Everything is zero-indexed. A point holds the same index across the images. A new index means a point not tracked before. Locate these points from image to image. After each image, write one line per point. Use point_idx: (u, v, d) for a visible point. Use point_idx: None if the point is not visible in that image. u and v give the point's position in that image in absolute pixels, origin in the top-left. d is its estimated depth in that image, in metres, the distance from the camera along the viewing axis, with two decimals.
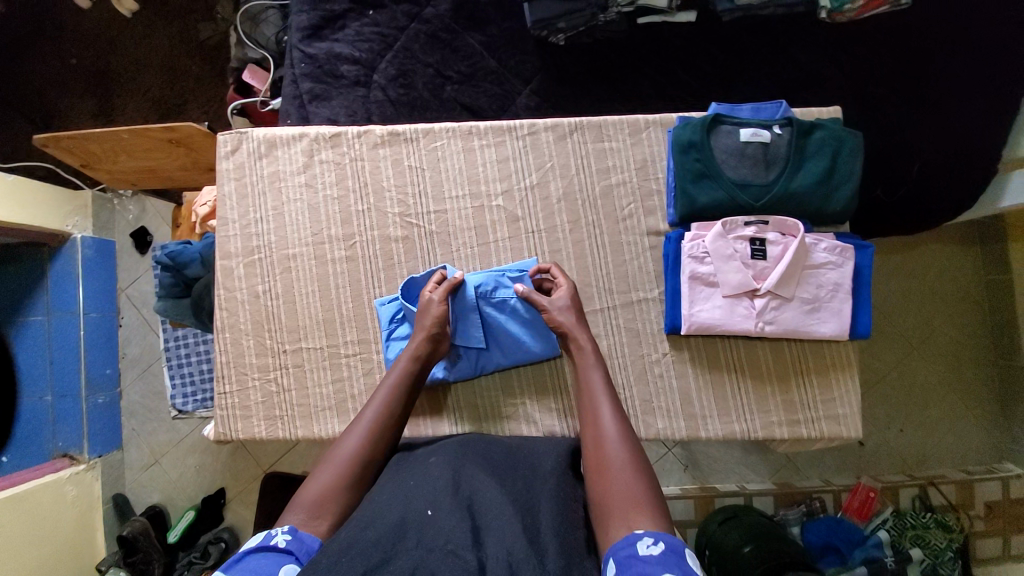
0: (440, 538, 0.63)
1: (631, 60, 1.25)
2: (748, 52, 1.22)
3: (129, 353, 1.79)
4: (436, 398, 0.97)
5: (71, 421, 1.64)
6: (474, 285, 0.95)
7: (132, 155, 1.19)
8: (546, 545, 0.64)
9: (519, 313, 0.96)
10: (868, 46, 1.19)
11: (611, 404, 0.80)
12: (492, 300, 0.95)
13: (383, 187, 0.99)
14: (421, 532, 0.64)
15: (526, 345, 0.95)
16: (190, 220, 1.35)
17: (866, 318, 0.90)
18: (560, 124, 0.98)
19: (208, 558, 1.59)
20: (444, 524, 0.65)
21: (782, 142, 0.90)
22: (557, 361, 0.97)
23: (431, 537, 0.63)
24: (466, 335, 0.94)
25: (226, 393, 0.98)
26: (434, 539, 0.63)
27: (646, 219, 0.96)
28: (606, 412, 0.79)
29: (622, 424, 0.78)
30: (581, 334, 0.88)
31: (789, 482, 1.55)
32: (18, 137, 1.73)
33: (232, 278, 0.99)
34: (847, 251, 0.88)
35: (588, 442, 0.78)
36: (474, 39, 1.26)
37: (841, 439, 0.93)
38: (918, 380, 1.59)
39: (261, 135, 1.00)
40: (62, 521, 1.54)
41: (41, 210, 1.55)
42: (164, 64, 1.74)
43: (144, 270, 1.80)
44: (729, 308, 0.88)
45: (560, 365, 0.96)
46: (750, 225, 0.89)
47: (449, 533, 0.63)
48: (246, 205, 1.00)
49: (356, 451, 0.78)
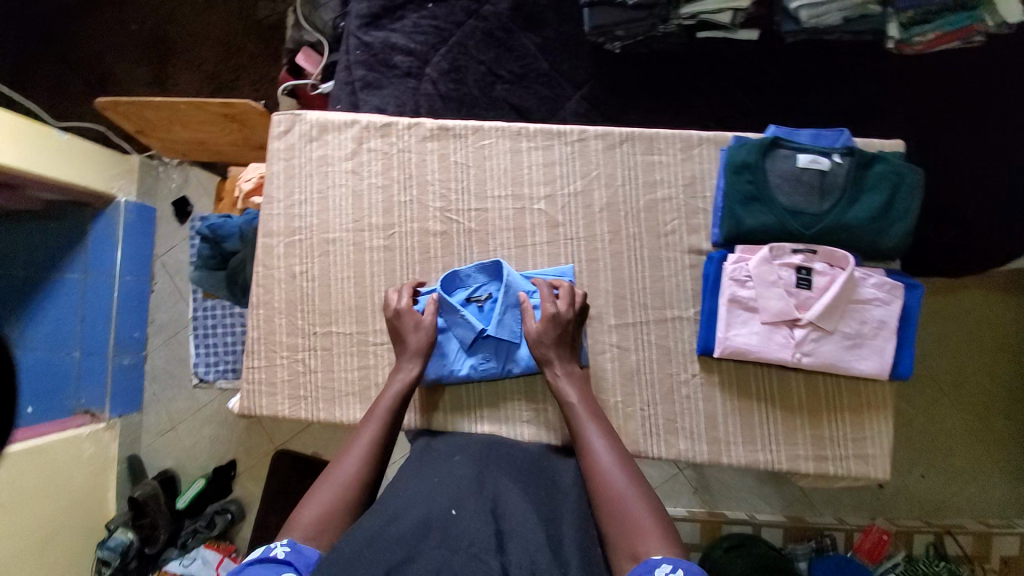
0: (464, 538, 0.63)
1: (685, 75, 1.23)
2: (805, 76, 1.20)
3: (158, 318, 1.84)
4: (424, 401, 0.98)
5: (97, 378, 1.69)
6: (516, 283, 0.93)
7: (186, 127, 1.22)
8: (569, 558, 0.64)
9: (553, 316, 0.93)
10: (931, 80, 1.16)
11: (601, 431, 0.80)
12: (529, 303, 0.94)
13: (427, 180, 1.00)
14: (444, 531, 0.64)
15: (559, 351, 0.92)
16: (232, 194, 1.37)
17: (908, 360, 0.87)
18: (611, 133, 0.97)
19: (214, 528, 1.64)
20: (469, 524, 0.65)
21: (840, 172, 0.88)
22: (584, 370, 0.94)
23: (455, 537, 0.63)
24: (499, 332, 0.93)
25: (254, 368, 0.99)
26: (459, 539, 0.63)
27: (688, 237, 0.95)
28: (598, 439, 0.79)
29: (617, 451, 0.78)
30: (552, 365, 0.88)
31: (801, 516, 1.51)
32: (73, 99, 1.78)
33: (272, 256, 1.00)
34: (895, 289, 0.85)
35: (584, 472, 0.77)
36: (529, 40, 1.26)
37: (869, 480, 0.91)
38: (947, 426, 1.54)
39: (314, 118, 1.02)
40: (78, 475, 1.58)
41: (89, 171, 1.61)
42: (219, 40, 1.79)
43: (180, 239, 1.85)
44: (767, 335, 0.86)
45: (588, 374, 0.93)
46: (798, 253, 0.86)
47: (473, 534, 0.63)
48: (292, 186, 1.01)
49: (355, 473, 0.79)
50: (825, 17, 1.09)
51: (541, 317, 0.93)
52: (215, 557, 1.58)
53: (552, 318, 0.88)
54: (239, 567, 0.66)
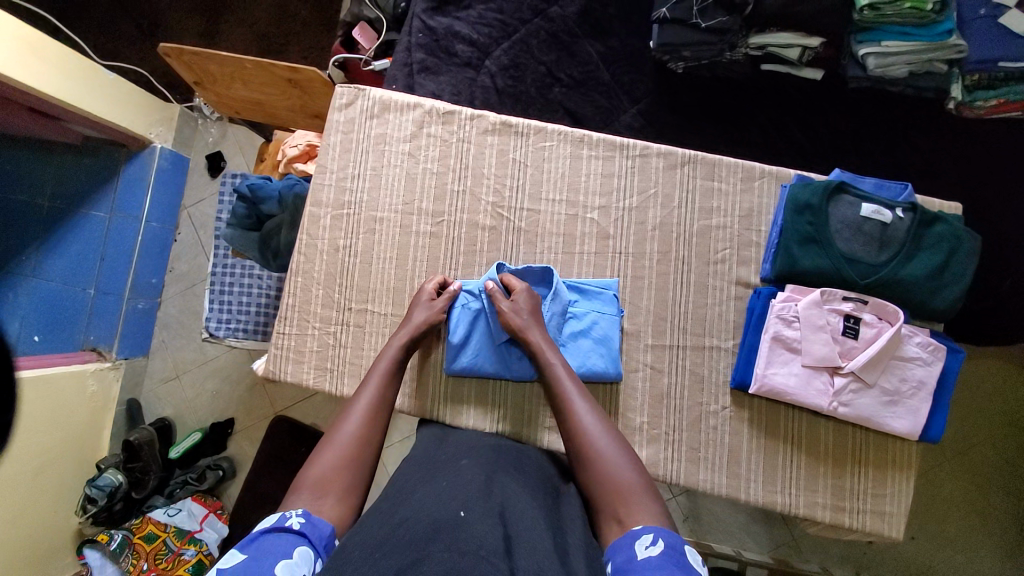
0: (473, 541, 0.60)
1: (746, 105, 1.22)
2: (867, 124, 1.19)
3: (177, 269, 1.83)
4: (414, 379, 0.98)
5: (108, 318, 1.68)
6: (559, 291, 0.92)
7: (245, 85, 1.22)
8: (576, 566, 0.62)
9: (592, 328, 0.92)
10: (993, 146, 1.15)
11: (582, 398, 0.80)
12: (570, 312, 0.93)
13: (483, 173, 0.99)
14: (453, 533, 0.62)
15: (595, 364, 0.90)
16: (275, 157, 1.36)
17: (940, 423, 0.87)
18: (674, 153, 0.97)
19: (204, 482, 1.64)
20: (478, 527, 0.63)
21: (902, 226, 0.87)
22: (614, 386, 0.92)
23: (464, 538, 0.61)
24: None
25: (284, 335, 0.99)
26: (467, 541, 0.60)
27: (737, 268, 0.94)
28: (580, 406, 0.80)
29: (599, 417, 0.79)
30: (532, 334, 0.87)
31: (788, 560, 1.50)
32: (123, 38, 1.78)
33: (317, 226, 1.00)
34: (939, 351, 0.85)
35: (568, 439, 0.79)
36: (593, 48, 1.25)
37: (882, 537, 0.90)
38: (943, 491, 1.53)
39: (378, 96, 1.01)
40: (77, 413, 1.57)
41: (131, 112, 1.60)
42: (276, 2, 1.78)
43: (209, 193, 1.84)
44: (806, 378, 0.86)
45: (617, 392, 0.92)
46: (848, 301, 0.86)
47: (482, 538, 0.61)
48: (347, 159, 1.01)
49: (357, 434, 0.79)
50: (891, 69, 1.10)
51: (582, 328, 0.92)
52: (201, 511, 1.57)
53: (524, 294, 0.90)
54: (252, 535, 0.64)
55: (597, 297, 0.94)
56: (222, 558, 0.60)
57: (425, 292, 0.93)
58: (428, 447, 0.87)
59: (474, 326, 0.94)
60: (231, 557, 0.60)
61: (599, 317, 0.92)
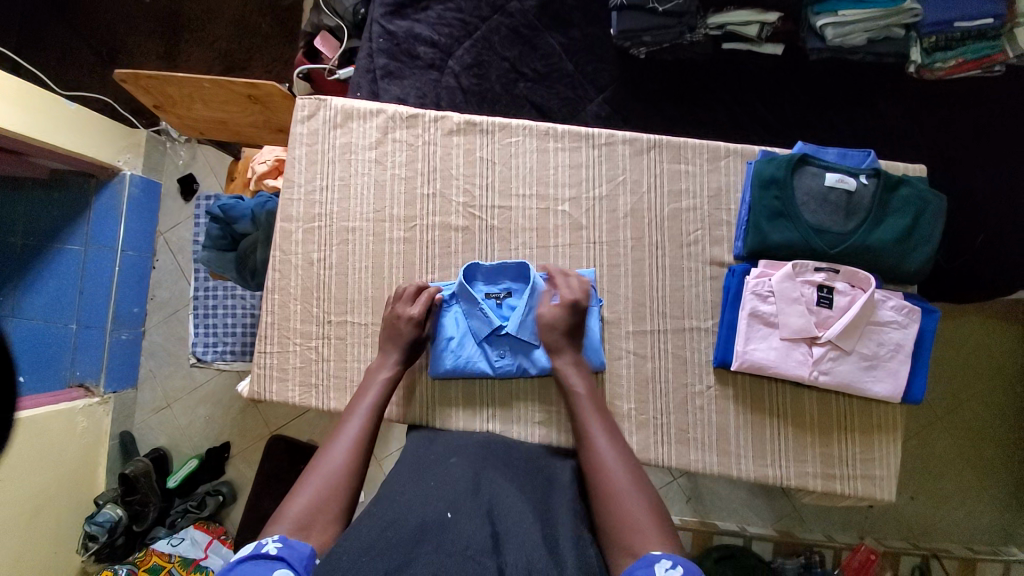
0: (459, 541, 0.61)
1: (710, 85, 1.23)
2: (829, 94, 1.20)
3: (159, 296, 1.81)
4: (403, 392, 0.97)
5: (93, 352, 1.66)
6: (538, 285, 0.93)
7: (207, 105, 1.20)
8: (565, 556, 0.62)
9: None
10: (955, 107, 1.16)
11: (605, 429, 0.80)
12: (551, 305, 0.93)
13: (451, 174, 0.99)
14: (440, 535, 0.63)
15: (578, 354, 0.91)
16: (245, 175, 1.35)
17: (921, 383, 0.88)
18: (639, 139, 0.97)
19: (205, 508, 1.62)
20: (464, 528, 0.64)
21: (866, 193, 0.88)
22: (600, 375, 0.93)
23: (451, 539, 0.62)
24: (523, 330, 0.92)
25: (266, 354, 0.98)
26: (454, 541, 0.62)
27: (711, 248, 0.95)
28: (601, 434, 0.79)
29: (620, 448, 0.78)
30: (562, 354, 0.88)
31: (791, 531, 1.52)
32: (83, 67, 1.75)
33: (289, 242, 0.99)
34: (914, 312, 0.86)
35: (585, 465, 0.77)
36: (555, 40, 1.25)
37: (874, 501, 0.91)
38: (937, 450, 1.56)
39: (339, 105, 1.00)
40: (68, 450, 1.54)
41: (96, 142, 1.57)
42: (235, 18, 1.76)
43: (184, 216, 1.82)
44: (785, 351, 0.87)
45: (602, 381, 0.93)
46: (820, 271, 0.87)
47: (469, 537, 0.62)
48: (314, 171, 1.00)
49: (342, 462, 0.78)
50: (850, 37, 1.10)
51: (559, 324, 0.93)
52: (203, 538, 1.57)
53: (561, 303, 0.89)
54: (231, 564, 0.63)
55: None
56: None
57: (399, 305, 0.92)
58: (417, 447, 0.88)
59: (458, 327, 0.95)
60: None
61: None
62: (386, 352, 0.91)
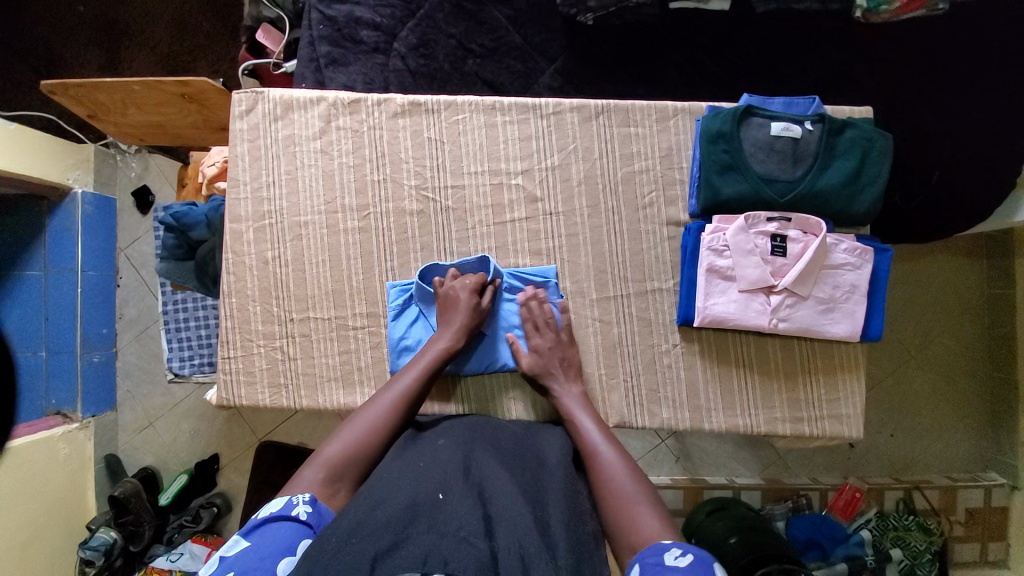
0: (453, 523, 0.62)
1: (659, 46, 1.21)
2: (777, 45, 1.19)
3: (127, 314, 1.77)
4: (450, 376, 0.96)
5: (66, 378, 1.62)
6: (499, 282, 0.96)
7: (141, 108, 1.16)
8: (557, 540, 0.65)
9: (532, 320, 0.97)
10: (900, 46, 1.15)
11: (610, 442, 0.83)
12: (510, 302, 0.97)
13: (400, 158, 0.97)
14: (432, 517, 0.63)
15: None
16: (196, 181, 1.31)
17: (878, 321, 0.90)
18: (587, 105, 0.96)
19: (200, 521, 1.61)
20: (458, 509, 0.65)
21: (812, 138, 0.89)
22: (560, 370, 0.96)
23: (444, 520, 0.63)
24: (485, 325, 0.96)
25: (231, 358, 0.97)
26: (446, 523, 0.62)
27: (667, 209, 0.95)
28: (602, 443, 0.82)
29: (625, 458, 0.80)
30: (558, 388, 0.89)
31: (777, 478, 1.57)
32: (17, 84, 1.67)
33: (241, 243, 0.97)
34: (866, 253, 0.88)
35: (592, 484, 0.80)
36: (500, 12, 1.21)
37: (842, 439, 0.94)
38: (913, 386, 1.61)
39: (277, 96, 0.97)
40: (53, 480, 1.52)
41: (42, 160, 1.51)
42: (172, 19, 1.69)
43: (145, 230, 1.77)
44: (744, 303, 0.88)
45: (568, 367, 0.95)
46: (772, 221, 0.88)
47: (461, 520, 0.63)
48: (259, 168, 0.98)
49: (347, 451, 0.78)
50: None
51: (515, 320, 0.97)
52: (203, 551, 1.53)
53: (539, 350, 0.91)
54: (256, 520, 0.67)
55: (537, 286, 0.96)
56: (227, 542, 0.64)
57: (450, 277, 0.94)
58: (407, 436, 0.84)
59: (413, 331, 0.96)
60: (235, 543, 0.64)
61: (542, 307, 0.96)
62: (446, 324, 0.91)
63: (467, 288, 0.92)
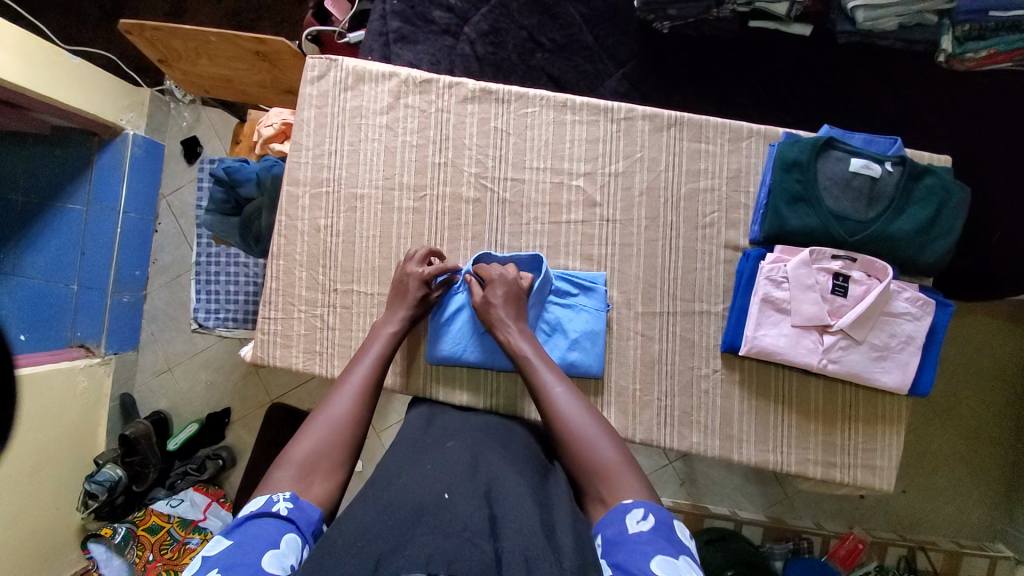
0: (456, 523, 0.60)
1: (734, 65, 1.18)
2: (857, 79, 1.15)
3: (160, 260, 1.79)
4: (405, 354, 0.97)
5: (94, 313, 1.65)
6: (549, 281, 0.92)
7: (213, 60, 1.17)
8: (562, 543, 0.61)
9: (577, 325, 0.91)
10: (987, 97, 1.11)
11: (559, 379, 0.80)
12: (558, 302, 0.92)
13: (464, 144, 0.96)
14: (437, 516, 0.62)
15: (581, 359, 0.90)
16: (251, 138, 1.32)
17: (929, 376, 0.87)
18: (659, 115, 0.94)
19: (204, 471, 1.63)
20: (461, 509, 0.63)
21: (890, 180, 0.86)
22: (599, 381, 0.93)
23: (448, 521, 0.60)
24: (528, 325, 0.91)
25: (270, 319, 0.97)
26: (450, 523, 0.60)
27: (727, 231, 0.93)
28: (557, 385, 0.80)
29: (576, 397, 0.79)
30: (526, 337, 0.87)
31: (781, 517, 1.54)
32: (87, 20, 1.69)
33: (295, 207, 0.97)
34: (928, 305, 0.85)
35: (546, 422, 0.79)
36: (576, 10, 1.19)
37: (872, 490, 0.92)
38: (933, 446, 1.56)
39: (350, 66, 0.97)
40: (69, 410, 1.54)
41: (98, 98, 1.53)
42: None
43: (188, 179, 1.79)
44: (795, 338, 0.86)
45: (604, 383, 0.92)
46: (837, 259, 0.86)
47: (466, 520, 0.61)
48: (323, 135, 0.97)
49: (345, 413, 0.78)
50: (881, 21, 1.03)
51: (560, 320, 0.92)
52: (203, 500, 1.56)
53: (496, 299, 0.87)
54: (238, 519, 0.64)
55: (586, 291, 0.92)
56: (208, 544, 0.60)
57: (412, 263, 0.91)
58: (413, 430, 0.86)
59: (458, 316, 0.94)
60: (217, 543, 0.60)
61: (589, 312, 0.92)
62: (395, 306, 0.90)
63: (420, 278, 0.90)
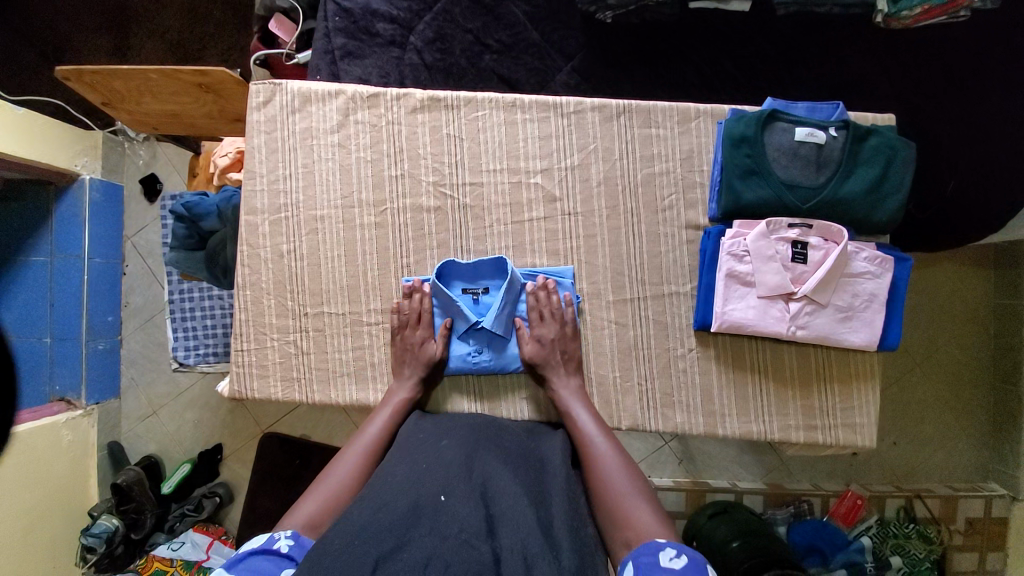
0: (453, 526, 0.61)
1: (679, 46, 1.19)
2: (800, 47, 1.17)
3: (132, 302, 1.75)
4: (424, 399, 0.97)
5: (70, 365, 1.61)
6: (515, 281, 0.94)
7: (157, 97, 1.15)
8: (560, 540, 0.63)
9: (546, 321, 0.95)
10: (929, 50, 1.12)
11: (607, 442, 0.82)
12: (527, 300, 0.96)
13: (419, 154, 0.96)
14: (434, 519, 0.63)
15: None
16: (208, 170, 1.30)
17: (895, 330, 0.89)
18: (608, 105, 0.95)
19: (202, 511, 1.61)
20: (458, 511, 0.64)
21: (836, 145, 0.88)
22: None
23: (445, 523, 0.62)
24: (500, 326, 0.93)
25: (244, 351, 0.96)
26: (447, 526, 0.61)
27: (686, 212, 0.95)
28: (602, 446, 0.81)
29: (620, 458, 0.80)
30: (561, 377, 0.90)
31: (779, 483, 1.56)
32: (25, 66, 1.65)
33: (256, 235, 0.96)
34: (886, 262, 0.87)
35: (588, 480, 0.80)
36: (519, 8, 1.19)
37: (855, 447, 0.94)
38: (918, 396, 1.60)
39: (296, 88, 0.96)
40: (56, 465, 1.51)
41: (48, 147, 1.49)
42: (184, 7, 1.67)
43: (151, 218, 1.75)
44: (762, 308, 0.88)
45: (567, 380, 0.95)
46: (794, 227, 0.88)
47: (462, 522, 0.62)
48: (276, 160, 0.97)
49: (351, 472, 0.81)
50: None
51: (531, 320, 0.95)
52: (204, 540, 1.54)
53: (540, 340, 0.91)
54: (239, 555, 0.66)
55: (552, 286, 0.95)
56: None
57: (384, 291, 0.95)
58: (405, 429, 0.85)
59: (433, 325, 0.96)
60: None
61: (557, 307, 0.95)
62: (399, 365, 0.93)
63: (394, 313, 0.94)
